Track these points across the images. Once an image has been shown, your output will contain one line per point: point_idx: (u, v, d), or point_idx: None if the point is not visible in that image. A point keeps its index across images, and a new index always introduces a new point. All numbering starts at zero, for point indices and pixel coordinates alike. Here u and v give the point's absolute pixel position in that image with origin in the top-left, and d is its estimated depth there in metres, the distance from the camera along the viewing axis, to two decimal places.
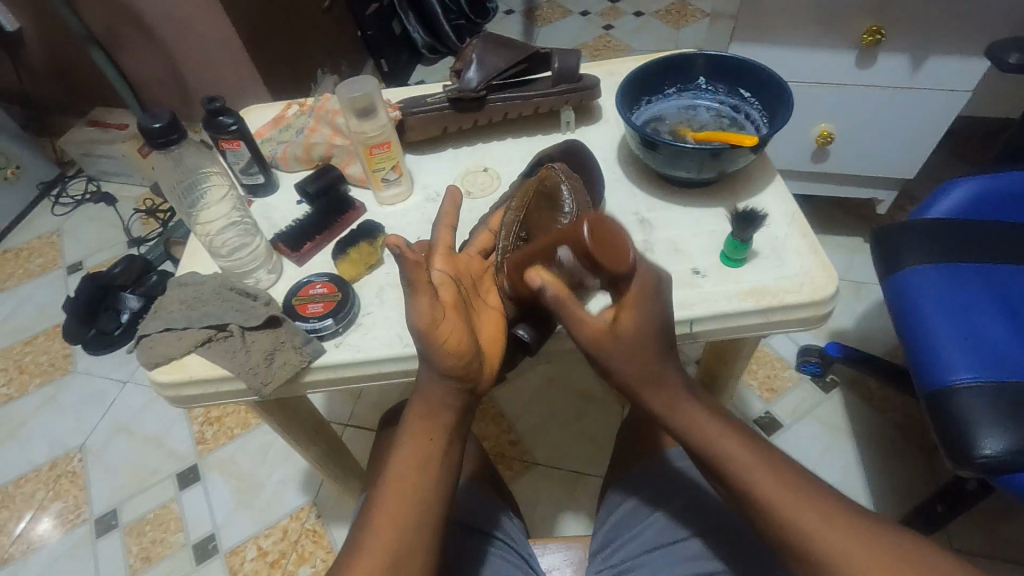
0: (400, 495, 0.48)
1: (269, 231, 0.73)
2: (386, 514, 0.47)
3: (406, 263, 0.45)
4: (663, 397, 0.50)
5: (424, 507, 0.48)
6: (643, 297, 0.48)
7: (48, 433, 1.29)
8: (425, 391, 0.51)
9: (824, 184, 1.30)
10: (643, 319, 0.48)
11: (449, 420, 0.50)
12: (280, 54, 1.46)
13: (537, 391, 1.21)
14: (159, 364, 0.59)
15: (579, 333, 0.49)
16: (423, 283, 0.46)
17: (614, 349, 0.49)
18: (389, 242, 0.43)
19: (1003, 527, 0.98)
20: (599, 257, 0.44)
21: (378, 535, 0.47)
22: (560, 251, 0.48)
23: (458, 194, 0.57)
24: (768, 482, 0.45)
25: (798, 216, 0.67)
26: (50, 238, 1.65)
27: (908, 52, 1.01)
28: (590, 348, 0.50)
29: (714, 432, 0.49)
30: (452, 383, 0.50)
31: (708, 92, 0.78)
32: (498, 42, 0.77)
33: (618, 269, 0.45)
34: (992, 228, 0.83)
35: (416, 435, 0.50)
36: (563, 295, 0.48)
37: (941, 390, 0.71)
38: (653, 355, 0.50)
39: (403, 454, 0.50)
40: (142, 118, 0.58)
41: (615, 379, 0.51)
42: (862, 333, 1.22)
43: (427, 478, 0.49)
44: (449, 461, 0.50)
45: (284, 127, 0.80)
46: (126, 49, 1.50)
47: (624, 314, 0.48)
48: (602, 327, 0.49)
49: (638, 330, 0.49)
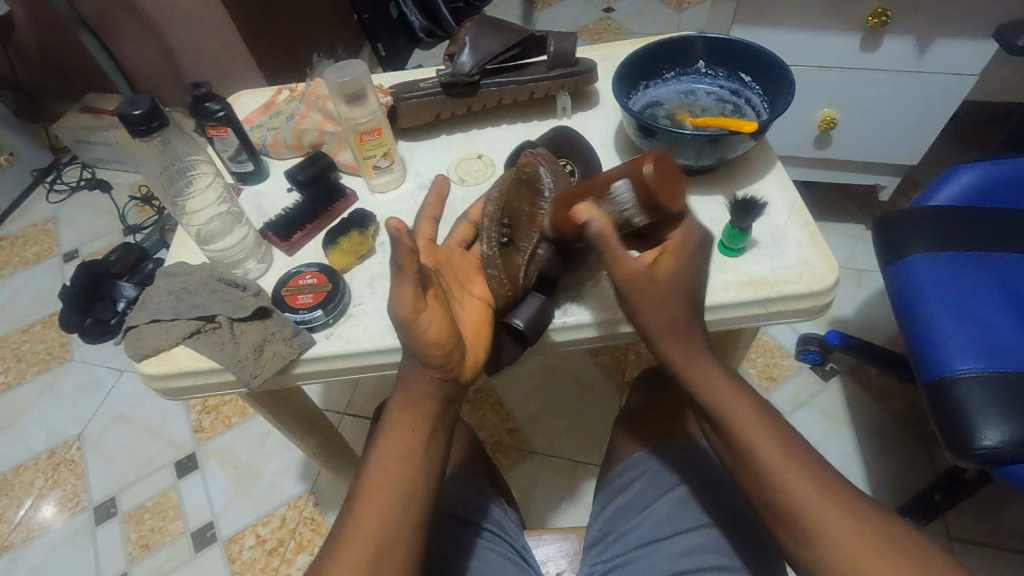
0: (386, 487, 0.47)
1: (259, 220, 0.72)
2: (371, 504, 0.47)
3: (400, 248, 0.44)
4: (680, 350, 0.50)
5: (408, 497, 0.47)
6: (682, 243, 0.50)
7: (46, 421, 1.29)
8: (408, 382, 0.50)
9: (826, 171, 1.28)
10: (684, 267, 0.50)
11: (431, 411, 0.49)
12: (273, 38, 1.43)
13: (534, 380, 1.20)
14: (146, 355, 0.58)
15: (617, 270, 0.49)
16: (410, 271, 0.45)
17: (649, 292, 0.49)
18: (389, 224, 0.42)
19: (1001, 515, 0.98)
20: (659, 193, 0.47)
21: (363, 526, 0.46)
22: (617, 183, 0.49)
23: (445, 186, 0.60)
24: (767, 447, 0.47)
25: (798, 205, 0.66)
26: (46, 226, 1.64)
27: (913, 34, 0.98)
28: (624, 289, 0.50)
29: (727, 397, 0.49)
30: (433, 373, 0.48)
31: (707, 77, 0.76)
32: (492, 25, 0.75)
33: (672, 207, 0.48)
34: (996, 216, 0.81)
35: (399, 427, 0.49)
36: (608, 233, 0.49)
37: (942, 380, 0.70)
38: (673, 300, 0.50)
39: (386, 445, 0.49)
40: (121, 104, 0.56)
41: (637, 322, 0.51)
42: (862, 320, 1.21)
43: (412, 470, 0.48)
44: (432, 452, 0.50)
45: (274, 113, 0.78)
46: (118, 33, 1.48)
47: (665, 256, 0.50)
48: (642, 270, 0.49)
49: (673, 275, 0.49)
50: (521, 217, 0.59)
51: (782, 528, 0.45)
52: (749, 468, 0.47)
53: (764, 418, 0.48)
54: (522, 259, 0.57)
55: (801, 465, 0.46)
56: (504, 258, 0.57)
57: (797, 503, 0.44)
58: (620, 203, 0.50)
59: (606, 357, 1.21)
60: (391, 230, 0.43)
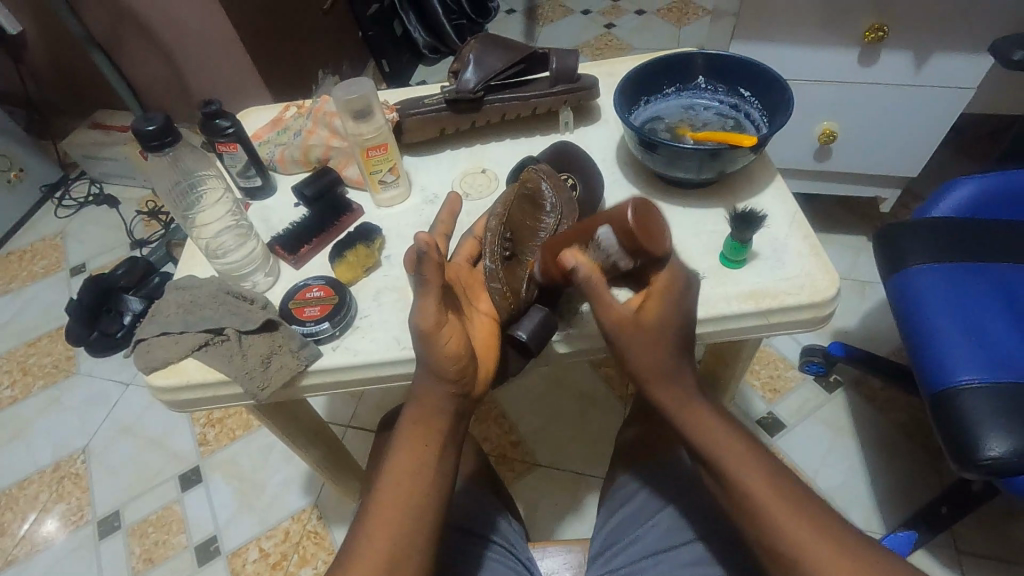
0: (397, 502, 0.48)
1: (267, 234, 0.73)
2: (383, 518, 0.47)
3: (428, 262, 0.46)
4: (672, 393, 0.52)
5: (418, 511, 0.48)
6: (664, 291, 0.53)
7: (52, 434, 1.29)
8: (421, 395, 0.50)
9: (827, 183, 1.29)
10: (668, 311, 0.52)
11: (443, 424, 0.50)
12: (280, 55, 1.45)
13: (538, 393, 1.20)
14: (155, 368, 0.59)
15: (607, 316, 0.51)
16: (435, 285, 0.47)
17: (635, 334, 0.51)
18: (420, 238, 0.44)
19: (1008, 528, 0.97)
20: (639, 239, 0.49)
21: (374, 542, 0.46)
22: (600, 230, 0.52)
23: (455, 203, 0.60)
24: (761, 487, 0.47)
25: (799, 218, 0.67)
26: (53, 241, 1.66)
27: (910, 49, 1.00)
28: (613, 331, 0.52)
29: (720, 437, 0.50)
30: (447, 386, 0.49)
31: (707, 92, 0.77)
32: (495, 42, 0.76)
33: (655, 250, 0.51)
34: (996, 227, 0.82)
35: (412, 440, 0.50)
36: (596, 277, 0.50)
37: (945, 391, 0.71)
38: (659, 344, 0.52)
39: (398, 458, 0.49)
40: (136, 120, 0.57)
41: (629, 366, 0.52)
42: (866, 332, 1.21)
43: (423, 484, 0.49)
44: (444, 466, 0.50)
45: (282, 129, 0.80)
46: (128, 51, 1.51)
47: (651, 300, 0.52)
48: (628, 314, 0.51)
49: (661, 318, 0.52)
50: (523, 232, 0.61)
51: (778, 568, 0.45)
52: (742, 509, 0.47)
53: (759, 460, 0.49)
54: (525, 273, 0.59)
55: (797, 505, 0.46)
56: (507, 272, 0.58)
57: (793, 546, 0.44)
58: (606, 249, 0.52)
59: (610, 370, 1.21)
60: (419, 242, 0.45)
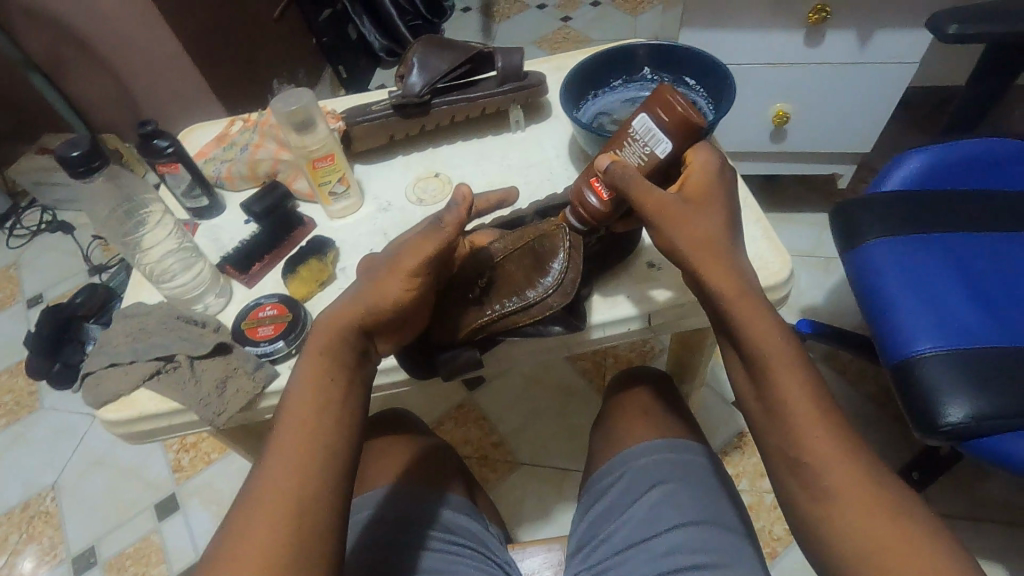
0: (300, 441, 0.46)
1: (216, 255, 0.71)
2: (283, 456, 0.46)
3: (457, 208, 0.52)
4: (728, 281, 0.49)
5: (327, 445, 0.47)
6: (706, 169, 0.53)
7: (18, 473, 1.25)
8: (333, 318, 0.51)
9: (785, 165, 1.30)
10: (710, 184, 0.52)
11: (348, 361, 0.51)
12: (231, 65, 1.42)
13: (515, 392, 1.20)
14: (105, 402, 0.58)
15: (647, 201, 0.50)
16: (442, 233, 0.51)
17: (683, 213, 0.50)
18: (461, 187, 0.51)
19: (980, 488, 1.00)
20: (681, 118, 0.51)
21: (274, 477, 0.45)
22: (635, 121, 0.54)
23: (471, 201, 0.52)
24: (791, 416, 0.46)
25: (750, 202, 0.67)
26: (7, 272, 1.60)
27: (853, 28, 1.02)
28: (655, 217, 0.50)
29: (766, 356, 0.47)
30: (367, 313, 0.51)
31: (654, 83, 0.77)
32: (438, 43, 0.75)
33: (694, 125, 0.52)
34: (947, 196, 0.83)
35: (316, 369, 0.49)
36: (629, 170, 0.51)
37: (905, 360, 0.72)
38: (705, 216, 0.51)
39: (301, 390, 0.49)
40: (60, 148, 0.55)
41: (675, 254, 0.51)
42: (831, 307, 1.23)
43: (328, 423, 0.48)
44: (348, 408, 0.49)
45: (228, 145, 0.77)
46: (70, 71, 1.46)
47: (691, 179, 0.52)
48: (675, 199, 0.50)
49: (702, 189, 0.52)
50: (507, 278, 0.58)
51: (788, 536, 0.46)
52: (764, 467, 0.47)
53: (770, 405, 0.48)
54: (489, 314, 0.57)
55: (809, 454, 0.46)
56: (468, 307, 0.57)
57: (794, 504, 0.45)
58: (641, 138, 0.54)
59: (586, 363, 1.21)
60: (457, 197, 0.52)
